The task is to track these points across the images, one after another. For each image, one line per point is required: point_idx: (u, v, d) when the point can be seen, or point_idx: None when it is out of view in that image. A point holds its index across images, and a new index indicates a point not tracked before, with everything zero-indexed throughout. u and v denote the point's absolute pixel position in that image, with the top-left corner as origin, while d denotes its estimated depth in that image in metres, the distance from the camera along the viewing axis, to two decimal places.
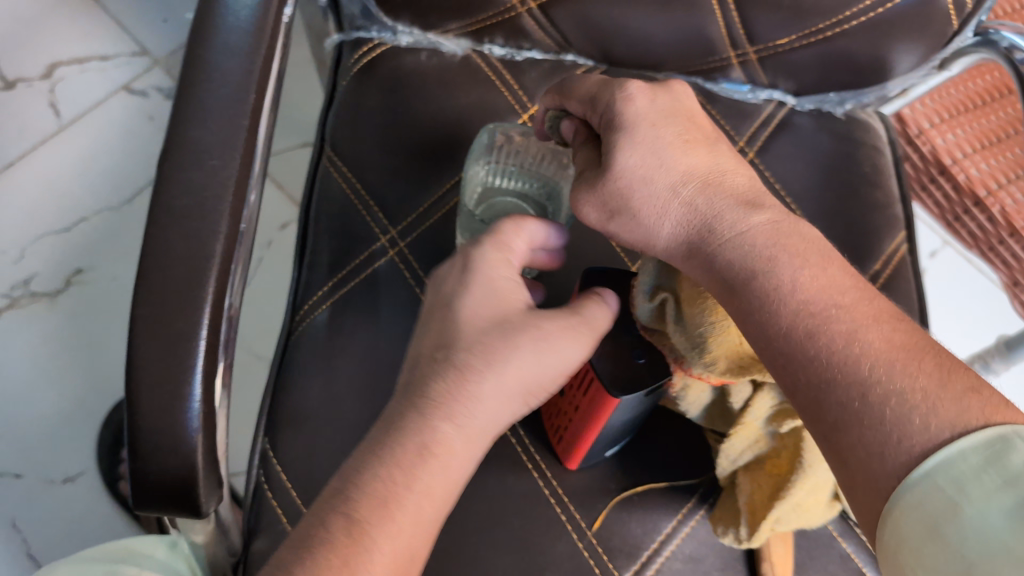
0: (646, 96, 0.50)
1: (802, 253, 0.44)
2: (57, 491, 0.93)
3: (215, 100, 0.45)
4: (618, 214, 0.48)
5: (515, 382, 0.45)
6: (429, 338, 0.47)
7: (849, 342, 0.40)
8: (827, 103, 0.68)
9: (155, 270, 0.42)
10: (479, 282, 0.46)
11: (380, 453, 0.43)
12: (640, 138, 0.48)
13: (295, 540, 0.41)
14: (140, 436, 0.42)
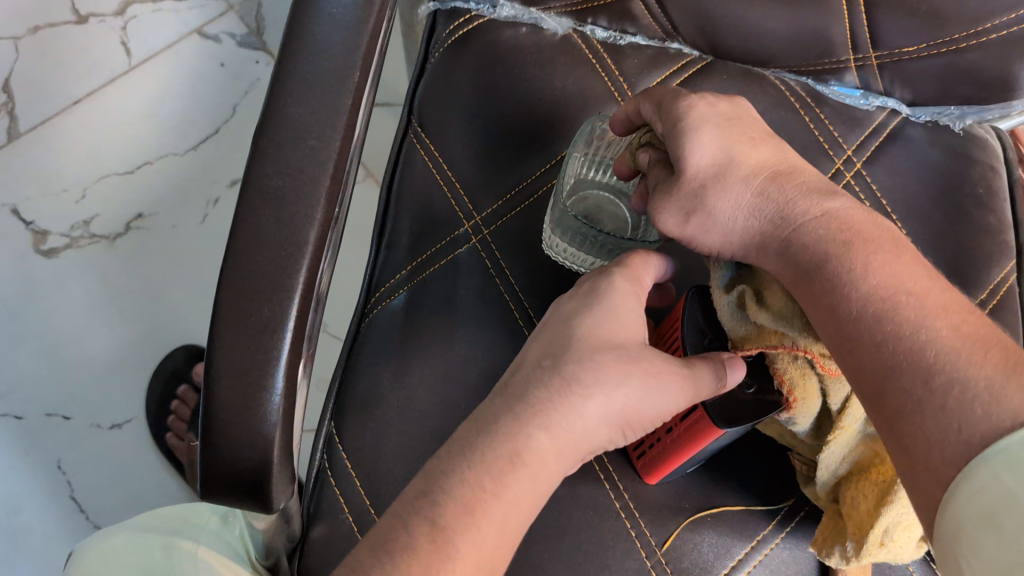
0: (709, 100, 0.48)
1: (875, 240, 0.42)
2: (104, 436, 0.92)
3: (318, 75, 0.43)
4: (693, 214, 0.46)
5: (617, 406, 0.44)
6: (535, 349, 0.46)
7: (916, 328, 0.38)
8: (946, 115, 0.64)
9: (245, 251, 0.40)
10: (602, 306, 0.46)
11: (470, 456, 0.41)
12: (710, 142, 0.46)
13: (374, 541, 0.39)
14: (217, 426, 0.39)
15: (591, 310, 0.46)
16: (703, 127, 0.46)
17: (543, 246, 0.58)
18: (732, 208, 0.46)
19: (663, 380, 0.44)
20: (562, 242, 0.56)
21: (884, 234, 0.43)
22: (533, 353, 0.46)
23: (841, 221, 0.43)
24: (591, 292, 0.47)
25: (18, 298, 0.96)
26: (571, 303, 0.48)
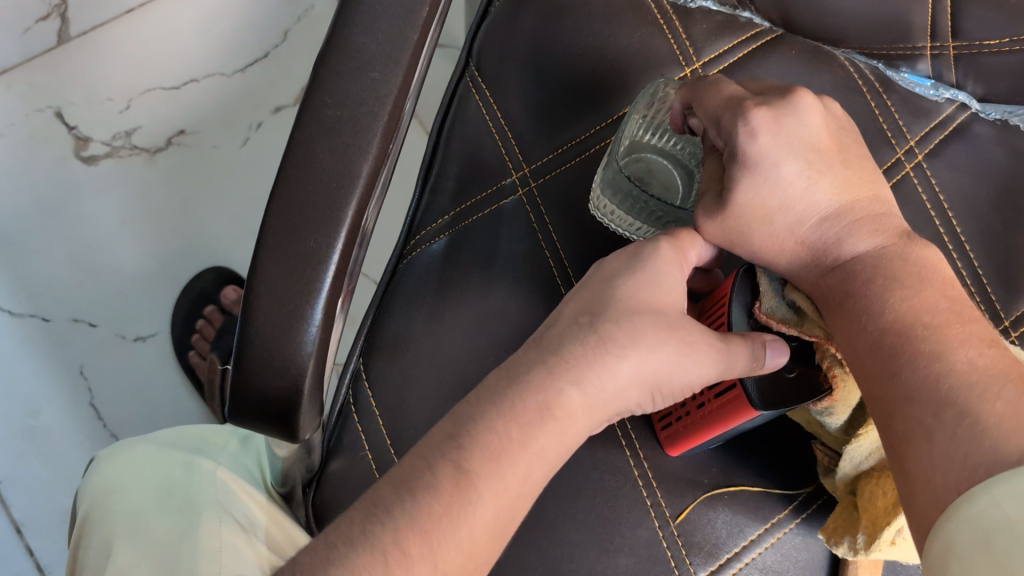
0: (772, 128, 0.46)
1: (903, 279, 0.44)
2: (127, 347, 0.93)
3: (386, 8, 0.42)
4: (738, 245, 0.48)
5: (650, 371, 0.43)
6: (574, 304, 0.45)
7: (931, 361, 0.39)
8: (1016, 116, 0.61)
9: (297, 179, 0.40)
10: (648, 271, 0.45)
11: (499, 404, 0.41)
12: (766, 176, 0.47)
13: (395, 477, 0.39)
14: (251, 350, 0.39)
15: (636, 274, 0.45)
16: (763, 164, 0.46)
17: (588, 205, 0.57)
18: (777, 239, 0.48)
19: (700, 351, 0.44)
20: (610, 204, 0.55)
21: (929, 275, 0.44)
22: (569, 309, 0.45)
23: (886, 256, 0.45)
24: (637, 254, 0.46)
25: (53, 201, 0.96)
26: (613, 264, 0.46)
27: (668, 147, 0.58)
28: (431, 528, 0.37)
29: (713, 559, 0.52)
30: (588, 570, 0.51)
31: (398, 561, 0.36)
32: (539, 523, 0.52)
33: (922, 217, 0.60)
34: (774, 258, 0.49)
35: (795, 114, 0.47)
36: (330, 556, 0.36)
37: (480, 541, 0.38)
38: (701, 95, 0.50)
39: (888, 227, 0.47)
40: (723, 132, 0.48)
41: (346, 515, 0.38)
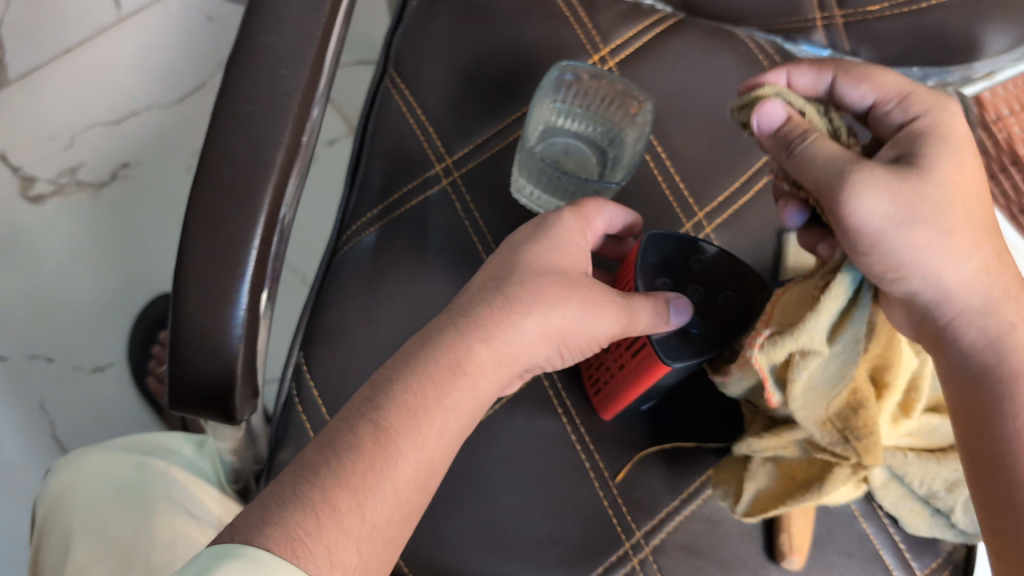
0: (941, 132, 0.47)
1: (1001, 314, 0.47)
2: (86, 379, 0.94)
3: (291, 9, 0.44)
4: (878, 242, 0.45)
5: (555, 327, 0.47)
6: (486, 271, 0.50)
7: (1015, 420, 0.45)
8: (909, 76, 0.66)
9: (215, 173, 0.42)
10: (549, 240, 0.50)
11: (414, 368, 0.44)
12: (960, 163, 0.46)
13: (319, 441, 0.41)
14: (184, 337, 0.41)
15: (537, 240, 0.50)
16: (953, 147, 0.47)
17: (511, 193, 0.60)
18: (926, 237, 0.45)
19: (600, 306, 0.47)
20: (529, 185, 0.59)
21: (960, 286, 0.47)
22: (480, 277, 0.50)
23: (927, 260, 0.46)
24: (541, 225, 0.51)
25: (3, 243, 0.97)
26: (521, 235, 0.51)
27: (582, 131, 0.61)
28: (357, 481, 0.39)
29: (653, 515, 0.54)
30: (534, 535, 0.53)
31: (329, 513, 0.38)
32: (480, 492, 0.53)
33: None
34: (927, 273, 0.46)
35: (947, 121, 0.48)
36: (261, 515, 0.37)
37: (402, 493, 0.41)
38: (878, 74, 0.50)
39: (961, 268, 0.47)
40: (915, 107, 0.48)
41: (277, 481, 0.40)
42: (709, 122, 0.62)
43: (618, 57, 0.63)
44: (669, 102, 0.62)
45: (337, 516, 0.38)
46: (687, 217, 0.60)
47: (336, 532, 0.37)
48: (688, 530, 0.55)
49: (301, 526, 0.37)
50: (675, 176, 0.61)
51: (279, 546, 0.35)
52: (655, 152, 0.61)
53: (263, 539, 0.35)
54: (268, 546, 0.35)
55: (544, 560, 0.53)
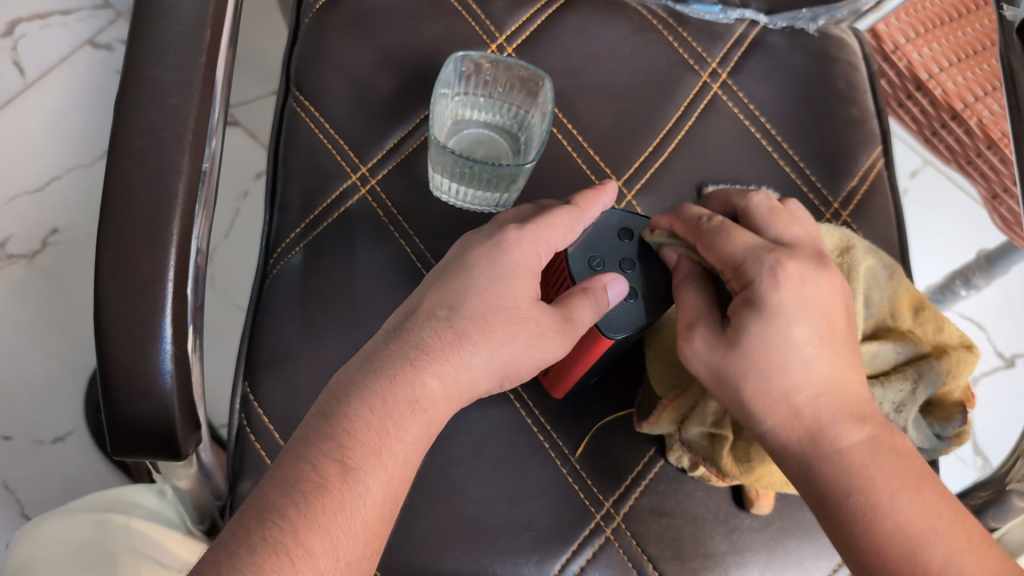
0: (791, 285, 0.45)
1: (833, 332, 0.46)
2: (48, 450, 0.93)
3: (171, 38, 0.44)
4: (725, 380, 0.46)
5: (500, 363, 0.46)
6: (433, 293, 0.47)
7: (885, 510, 0.42)
8: (800, 19, 0.67)
9: (118, 212, 0.42)
10: (499, 263, 0.47)
11: (370, 397, 0.42)
12: (779, 333, 0.44)
13: (279, 481, 0.39)
14: (113, 381, 0.41)
15: (489, 262, 0.47)
16: (778, 319, 0.44)
17: (432, 191, 0.60)
18: (770, 406, 0.45)
19: (546, 336, 0.46)
20: (446, 182, 0.59)
21: (829, 303, 0.46)
22: (427, 298, 0.47)
23: (767, 320, 0.44)
24: (498, 242, 0.47)
25: None
26: (474, 251, 0.48)
27: (489, 120, 0.62)
28: (328, 523, 0.38)
29: (618, 482, 0.55)
30: (505, 523, 0.52)
31: (303, 557, 0.37)
32: (445, 490, 0.53)
33: (739, 128, 0.64)
34: (783, 381, 0.45)
35: (812, 279, 0.45)
36: (231, 561, 0.36)
37: (371, 527, 0.40)
38: (734, 227, 0.47)
39: (812, 334, 0.45)
40: (749, 275, 0.45)
41: (241, 523, 0.38)
42: (612, 93, 0.63)
43: (515, 43, 0.63)
44: (572, 79, 0.63)
45: (311, 559, 0.37)
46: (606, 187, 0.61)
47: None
48: (656, 493, 0.55)
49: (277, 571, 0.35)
50: (589, 150, 0.62)
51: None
52: (566, 129, 0.62)
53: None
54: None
55: (518, 546, 0.52)
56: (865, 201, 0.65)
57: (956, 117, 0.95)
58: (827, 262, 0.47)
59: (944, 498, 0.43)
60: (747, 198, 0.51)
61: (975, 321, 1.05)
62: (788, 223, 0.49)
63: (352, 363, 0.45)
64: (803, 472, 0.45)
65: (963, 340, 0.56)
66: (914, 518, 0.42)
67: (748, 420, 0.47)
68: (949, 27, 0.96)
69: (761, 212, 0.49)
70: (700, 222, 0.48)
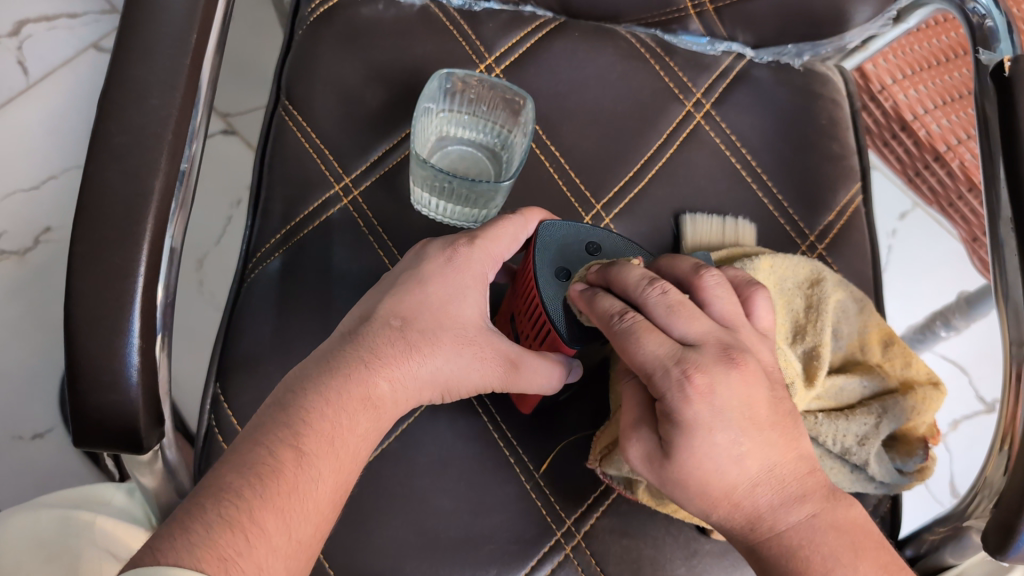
0: (707, 397, 0.41)
1: (757, 417, 0.42)
2: (26, 447, 0.93)
3: (157, 40, 0.45)
4: (665, 480, 0.43)
5: (440, 381, 0.45)
6: (386, 301, 0.46)
7: (777, 522, 0.42)
8: (785, 55, 0.69)
9: (95, 205, 0.43)
10: (453, 281, 0.47)
11: (324, 387, 0.42)
12: (704, 443, 0.41)
13: (231, 463, 0.39)
14: (78, 372, 0.41)
15: (444, 278, 0.47)
16: (697, 434, 0.41)
17: (414, 206, 0.61)
18: (708, 501, 0.43)
19: (487, 362, 0.46)
20: (429, 198, 0.60)
21: (753, 398, 0.42)
22: (381, 304, 0.46)
23: (696, 477, 0.42)
24: (453, 260, 0.47)
25: None
26: (431, 265, 0.47)
27: (473, 137, 0.63)
28: (282, 503, 0.38)
29: (581, 501, 0.55)
30: (465, 537, 0.53)
31: (255, 534, 0.36)
32: (409, 500, 0.53)
33: (720, 156, 0.65)
34: (722, 480, 0.42)
35: (740, 376, 0.42)
36: (183, 536, 0.35)
37: (320, 511, 0.39)
38: (646, 327, 0.43)
39: (762, 425, 0.42)
40: (667, 383, 0.41)
41: (194, 502, 0.37)
42: (597, 119, 0.64)
43: (503, 64, 0.65)
44: (557, 102, 0.64)
45: (265, 537, 0.36)
46: (584, 209, 0.62)
47: (265, 554, 0.36)
48: (618, 514, 0.55)
49: (231, 546, 0.35)
50: (571, 173, 0.63)
51: (211, 568, 0.34)
52: (549, 150, 0.63)
53: (194, 562, 0.33)
54: (198, 568, 0.33)
55: (476, 558, 0.52)
56: (843, 235, 0.65)
57: (939, 160, 0.96)
58: (737, 355, 0.42)
59: (850, 516, 0.43)
60: (637, 290, 0.44)
61: (957, 364, 1.06)
62: (691, 318, 0.43)
63: (304, 361, 0.44)
64: (715, 516, 0.44)
65: (931, 376, 0.57)
66: (804, 523, 0.42)
67: (690, 508, 0.44)
68: (936, 69, 0.96)
69: (657, 312, 0.43)
70: (611, 320, 0.44)
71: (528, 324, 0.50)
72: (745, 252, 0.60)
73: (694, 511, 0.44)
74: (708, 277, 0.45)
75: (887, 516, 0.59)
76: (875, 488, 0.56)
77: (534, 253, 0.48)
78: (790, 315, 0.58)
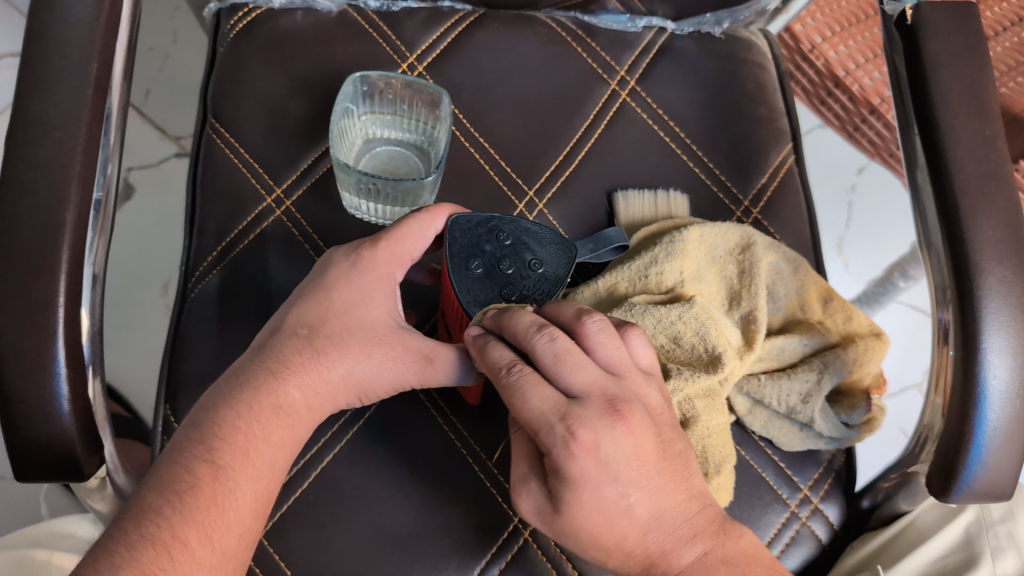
0: (592, 454, 0.40)
1: (646, 469, 0.42)
2: (9, 487, 0.93)
3: (58, 73, 0.46)
4: (558, 531, 0.43)
5: (352, 385, 0.46)
6: (292, 313, 0.46)
7: (670, 563, 0.42)
8: (705, 24, 0.69)
9: (9, 242, 0.43)
10: (357, 284, 0.47)
11: (234, 403, 0.43)
12: (593, 497, 0.41)
13: (150, 485, 0.40)
14: (8, 406, 0.42)
15: (347, 283, 0.47)
16: (587, 488, 0.40)
17: (348, 210, 0.62)
18: (596, 548, 0.43)
19: (400, 362, 0.46)
20: (361, 203, 0.60)
21: (642, 445, 0.42)
22: (288, 316, 0.46)
23: (584, 527, 0.42)
24: (356, 265, 0.47)
25: None
26: (335, 272, 0.47)
27: (399, 138, 0.63)
28: (202, 517, 0.39)
29: None
30: (423, 531, 0.53)
31: (179, 550, 0.37)
32: (363, 500, 0.53)
33: (648, 132, 0.65)
34: (613, 525, 0.42)
35: (624, 426, 0.41)
36: (108, 559, 0.36)
37: (244, 520, 0.41)
38: (532, 380, 0.42)
39: (654, 473, 0.42)
40: (560, 440, 0.40)
41: (116, 526, 0.38)
42: (522, 107, 0.64)
43: (426, 61, 0.65)
44: (482, 94, 0.64)
45: (188, 551, 0.38)
46: (516, 196, 0.62)
47: (190, 566, 0.37)
48: None
49: (155, 563, 0.36)
50: (501, 163, 0.63)
51: None
52: (478, 142, 0.63)
53: None
54: None
55: (436, 551, 0.53)
56: (777, 197, 0.66)
57: (875, 113, 0.89)
58: (620, 408, 0.42)
59: (741, 547, 0.43)
60: (524, 338, 0.43)
61: (925, 312, 1.06)
62: (578, 366, 0.42)
63: (217, 381, 0.45)
64: (611, 562, 0.44)
65: (872, 328, 0.58)
66: (701, 564, 0.42)
67: (586, 556, 0.44)
68: (864, 24, 0.89)
69: (546, 362, 0.42)
70: (501, 372, 0.43)
71: (454, 317, 0.50)
72: (677, 225, 0.60)
73: (590, 558, 0.44)
74: (593, 322, 0.44)
75: (843, 469, 0.59)
76: (826, 443, 0.57)
77: (446, 246, 0.48)
78: (725, 282, 0.59)
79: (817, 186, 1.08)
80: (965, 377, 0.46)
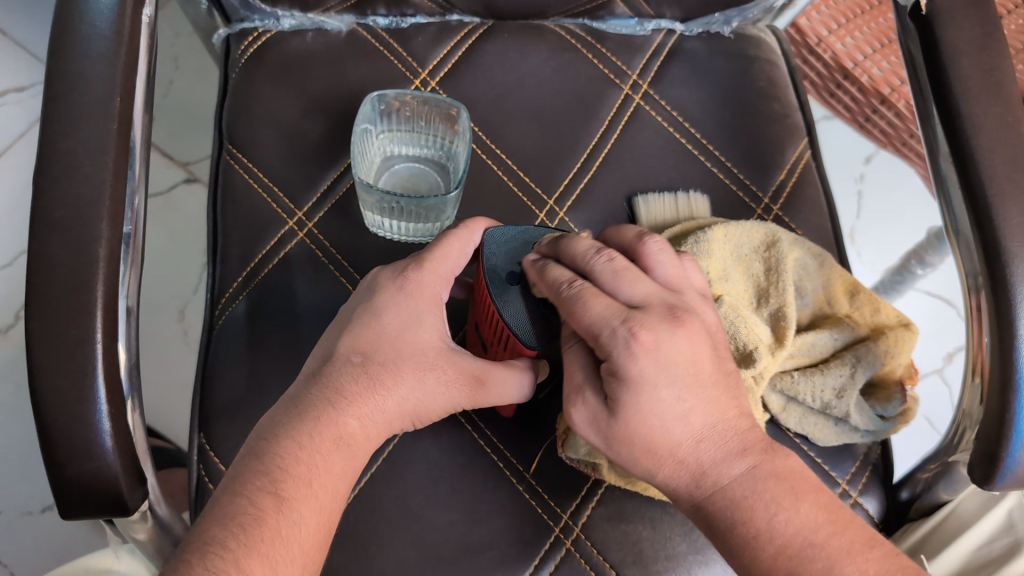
0: (651, 351, 0.42)
1: (699, 376, 0.44)
2: (36, 522, 0.92)
3: (82, 110, 0.46)
4: (611, 443, 0.44)
5: (406, 410, 0.46)
6: (344, 338, 0.47)
7: (719, 476, 0.44)
8: (714, 23, 0.70)
9: (43, 281, 0.43)
10: (408, 308, 0.47)
11: (296, 434, 0.43)
12: (650, 400, 0.42)
13: (213, 518, 0.40)
14: (52, 445, 0.42)
15: (396, 307, 0.47)
16: (644, 387, 0.42)
17: (371, 229, 0.62)
18: (640, 456, 0.44)
19: (452, 385, 0.47)
20: (383, 222, 0.60)
21: (698, 353, 0.44)
22: (341, 342, 0.47)
23: (635, 426, 0.43)
24: (403, 287, 0.48)
25: None
26: (384, 294, 0.48)
27: (416, 154, 0.64)
28: (267, 550, 0.39)
29: (575, 494, 0.56)
30: (466, 547, 0.53)
31: None
32: (405, 520, 0.53)
33: (664, 134, 0.65)
34: (663, 427, 0.43)
35: (683, 332, 0.43)
36: None
37: (307, 551, 0.41)
38: (593, 291, 0.44)
39: (707, 384, 0.44)
40: (622, 339, 0.43)
41: (181, 558, 0.38)
42: (537, 117, 0.64)
43: (438, 76, 0.65)
44: (496, 105, 0.64)
45: None
46: (536, 206, 0.62)
47: None
48: (613, 500, 0.56)
49: None
50: (519, 172, 0.63)
51: None
52: (495, 154, 0.63)
53: None
54: None
55: (480, 566, 0.53)
56: (796, 192, 0.66)
57: (886, 102, 0.89)
58: (680, 314, 0.44)
59: (788, 465, 0.45)
60: (584, 259, 0.46)
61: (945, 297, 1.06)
62: (635, 281, 0.45)
63: (274, 410, 0.45)
64: (661, 477, 0.45)
65: (900, 318, 0.57)
66: (750, 481, 0.44)
67: (636, 469, 0.45)
68: (869, 14, 0.89)
69: (604, 278, 0.45)
70: (560, 289, 0.45)
71: (491, 332, 0.50)
72: (700, 225, 0.60)
73: (641, 475, 0.45)
74: (653, 246, 0.47)
75: (879, 463, 0.59)
76: (861, 436, 0.57)
77: (484, 261, 0.48)
78: (752, 280, 0.59)
79: (832, 173, 1.08)
80: (1003, 365, 0.46)
